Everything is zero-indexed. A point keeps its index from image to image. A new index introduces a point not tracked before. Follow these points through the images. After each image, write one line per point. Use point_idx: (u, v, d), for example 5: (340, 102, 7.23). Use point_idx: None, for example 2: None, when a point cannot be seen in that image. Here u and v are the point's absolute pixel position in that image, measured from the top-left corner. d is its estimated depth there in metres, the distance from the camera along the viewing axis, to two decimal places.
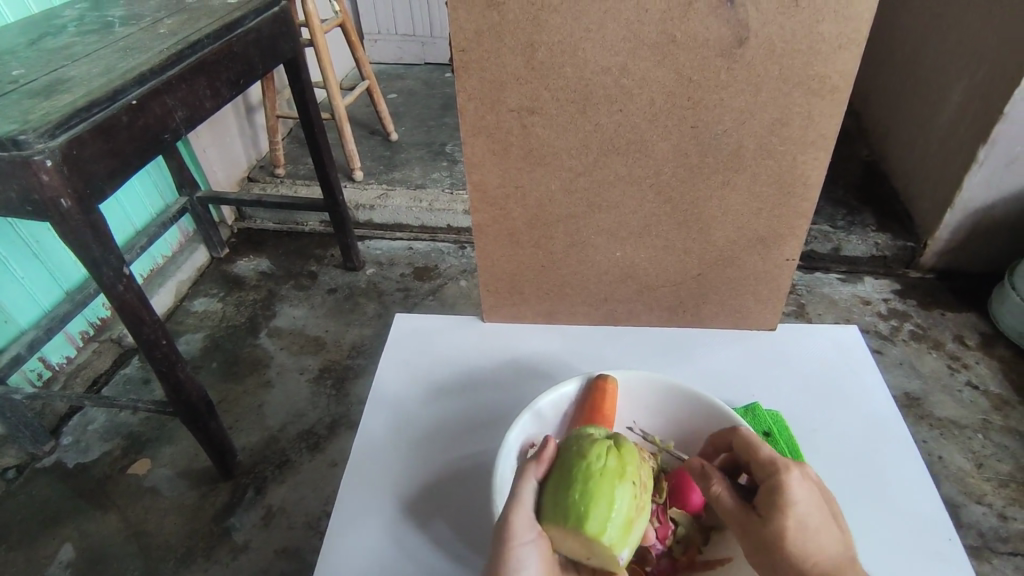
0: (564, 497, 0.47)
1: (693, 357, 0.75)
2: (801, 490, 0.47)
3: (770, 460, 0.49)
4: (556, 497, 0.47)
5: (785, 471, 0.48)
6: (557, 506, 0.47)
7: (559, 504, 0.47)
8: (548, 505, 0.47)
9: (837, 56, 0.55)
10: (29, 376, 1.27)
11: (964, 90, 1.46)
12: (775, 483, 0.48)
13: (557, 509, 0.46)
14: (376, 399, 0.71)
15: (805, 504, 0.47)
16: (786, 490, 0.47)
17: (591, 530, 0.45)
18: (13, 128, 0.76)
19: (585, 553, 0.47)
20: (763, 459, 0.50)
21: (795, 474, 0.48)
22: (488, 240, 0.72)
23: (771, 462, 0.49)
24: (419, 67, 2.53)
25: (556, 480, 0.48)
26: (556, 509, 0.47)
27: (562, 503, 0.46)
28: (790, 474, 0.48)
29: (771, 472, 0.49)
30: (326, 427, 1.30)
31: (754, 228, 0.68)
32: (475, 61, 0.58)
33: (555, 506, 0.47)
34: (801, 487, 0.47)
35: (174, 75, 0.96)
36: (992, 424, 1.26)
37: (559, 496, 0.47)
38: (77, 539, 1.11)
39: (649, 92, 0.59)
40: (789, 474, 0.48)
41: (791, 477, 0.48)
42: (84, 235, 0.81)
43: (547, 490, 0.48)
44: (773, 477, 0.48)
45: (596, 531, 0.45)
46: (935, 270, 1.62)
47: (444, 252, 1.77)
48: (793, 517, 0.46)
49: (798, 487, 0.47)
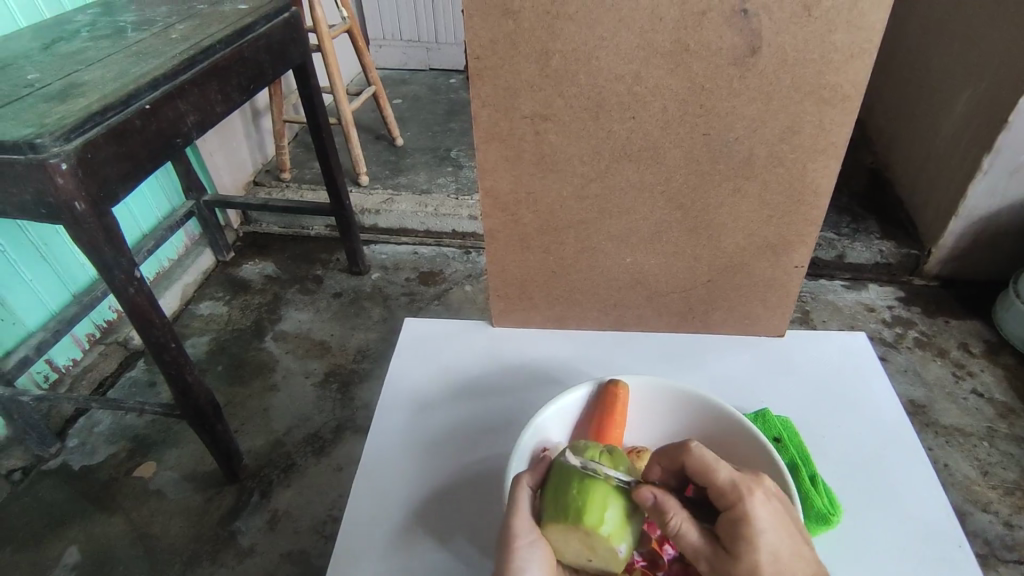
0: (562, 493, 0.47)
1: (703, 362, 0.75)
2: (766, 513, 0.45)
3: (730, 484, 0.46)
4: (555, 493, 0.48)
5: (748, 496, 0.45)
6: (556, 502, 0.47)
7: (557, 500, 0.47)
8: (547, 503, 0.48)
9: (849, 65, 0.55)
10: (36, 378, 1.27)
11: (968, 98, 1.47)
12: (741, 512, 0.45)
13: (556, 505, 0.47)
14: (386, 404, 0.71)
15: (770, 531, 0.44)
16: (752, 517, 0.44)
17: (590, 524, 0.45)
18: (29, 131, 0.77)
19: (585, 550, 0.47)
20: (722, 484, 0.46)
21: (757, 497, 0.45)
22: (499, 245, 0.73)
23: (732, 488, 0.46)
24: (425, 73, 2.54)
25: (554, 479, 0.49)
26: (555, 505, 0.47)
27: (561, 499, 0.47)
28: (753, 498, 0.45)
29: (735, 499, 0.45)
30: (332, 431, 1.31)
31: (763, 235, 0.69)
32: (490, 68, 0.58)
33: (554, 503, 0.47)
34: (763, 510, 0.45)
35: (186, 80, 0.96)
36: (998, 432, 1.26)
37: (558, 492, 0.47)
38: (83, 541, 1.11)
39: (662, 100, 0.59)
40: (753, 499, 0.45)
41: (755, 501, 0.45)
42: (96, 238, 0.82)
43: (546, 488, 0.49)
44: (737, 505, 0.45)
45: (595, 524, 0.45)
46: (939, 277, 1.62)
47: (449, 257, 1.78)
48: (763, 546, 0.44)
49: (762, 511, 0.45)
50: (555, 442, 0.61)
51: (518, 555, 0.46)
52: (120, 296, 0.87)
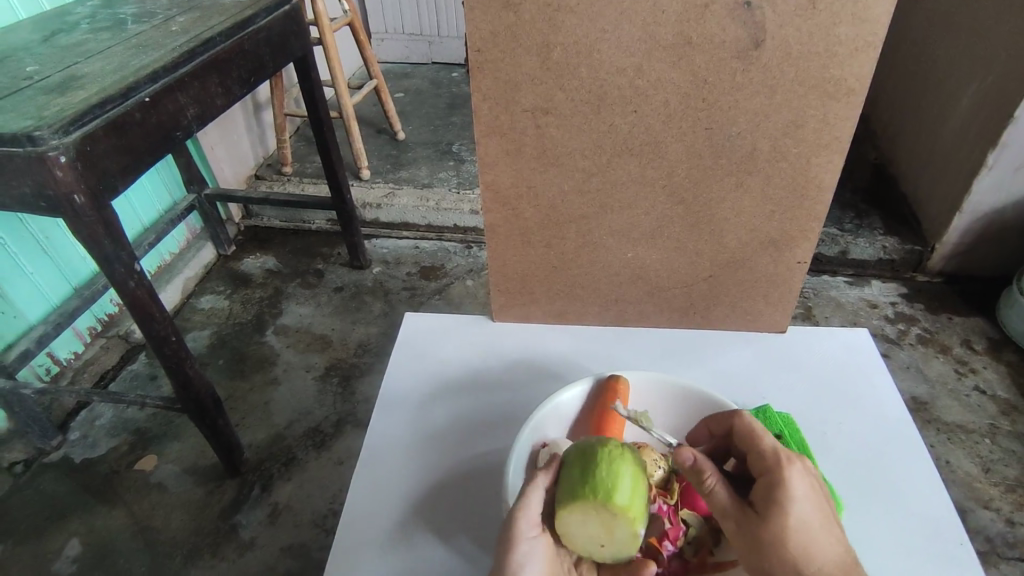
0: (590, 470, 0.48)
1: (704, 358, 0.75)
2: (801, 485, 0.46)
3: (772, 453, 0.49)
4: (581, 470, 0.48)
5: (786, 465, 0.47)
6: (582, 479, 0.47)
7: (584, 477, 0.47)
8: (571, 479, 0.48)
9: (853, 59, 0.55)
10: (38, 372, 1.27)
11: (974, 93, 1.46)
12: (776, 478, 0.47)
13: (582, 482, 0.47)
14: (386, 399, 0.71)
15: (804, 502, 0.46)
16: (787, 485, 0.46)
17: (618, 504, 0.46)
18: (28, 124, 0.76)
19: (600, 534, 0.47)
20: (764, 453, 0.49)
21: (796, 469, 0.47)
22: (499, 239, 0.72)
23: (773, 457, 0.48)
24: (427, 66, 2.53)
25: (578, 456, 0.49)
26: (581, 481, 0.47)
27: (588, 476, 0.47)
28: (791, 468, 0.47)
29: (772, 466, 0.48)
30: (332, 425, 1.31)
31: (766, 231, 0.68)
32: (490, 61, 0.58)
33: (580, 479, 0.48)
34: (801, 482, 0.46)
35: (186, 73, 0.96)
36: (1000, 430, 1.26)
37: (585, 470, 0.48)
38: (84, 533, 1.12)
39: (664, 94, 0.59)
40: (790, 470, 0.47)
41: (792, 472, 0.47)
42: (96, 231, 0.82)
43: (569, 466, 0.49)
44: (774, 472, 0.47)
45: (624, 504, 0.46)
46: (943, 274, 1.61)
47: (451, 252, 1.77)
48: (793, 513, 0.45)
49: (798, 482, 0.46)
50: (555, 437, 0.61)
51: (521, 548, 0.46)
52: (120, 289, 0.87)
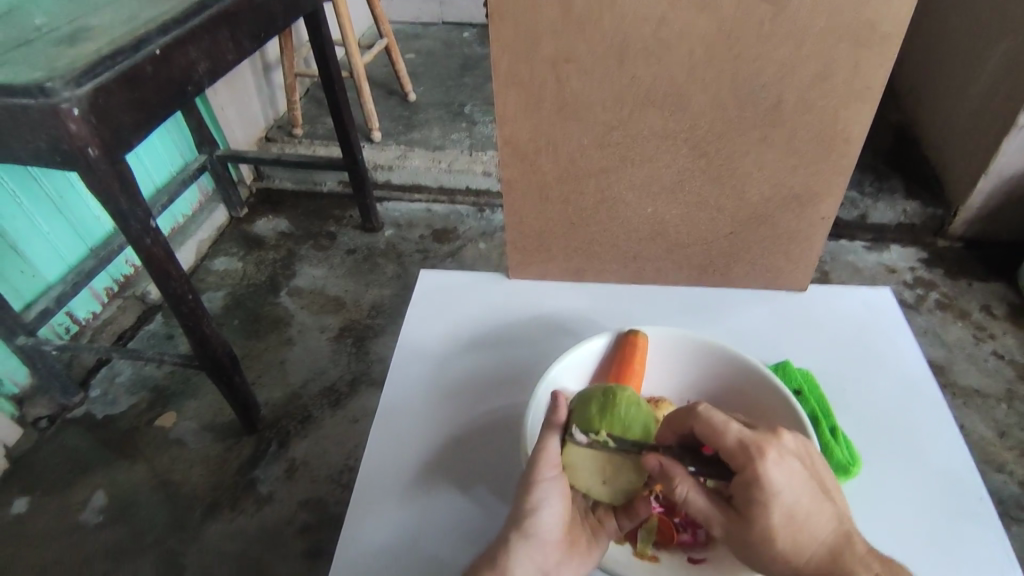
0: (606, 406, 0.50)
1: (722, 316, 0.74)
2: (780, 477, 0.44)
3: (739, 450, 0.45)
4: (597, 406, 0.50)
5: (758, 463, 0.44)
6: (599, 413, 0.50)
7: (601, 412, 0.50)
8: (587, 413, 0.50)
9: (890, 1, 0.52)
10: (57, 330, 1.29)
11: (1005, 51, 1.40)
12: (751, 479, 0.44)
13: (598, 416, 0.50)
14: (403, 354, 0.71)
15: (785, 492, 0.44)
16: (766, 484, 0.44)
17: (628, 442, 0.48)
18: (40, 75, 0.75)
19: (605, 471, 0.49)
20: (732, 448, 0.45)
21: (770, 460, 0.44)
22: (517, 194, 0.71)
23: (743, 454, 0.45)
24: (437, 26, 2.47)
25: (590, 394, 0.51)
26: (598, 415, 0.50)
27: (604, 411, 0.50)
28: (765, 464, 0.44)
29: (743, 465, 0.44)
30: (347, 385, 1.32)
31: (790, 185, 0.66)
32: (510, 5, 0.56)
33: (597, 413, 0.50)
34: (777, 474, 0.44)
35: (197, 25, 0.94)
36: (1017, 394, 1.25)
37: (602, 406, 0.50)
38: (108, 486, 1.15)
39: (689, 40, 0.57)
40: (763, 467, 0.44)
41: (766, 468, 0.44)
42: (111, 186, 0.81)
43: (582, 403, 0.51)
44: (747, 472, 0.44)
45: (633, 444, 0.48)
46: (964, 239, 1.58)
47: (463, 215, 1.76)
48: (776, 508, 0.44)
49: (776, 476, 0.44)
50: (573, 390, 0.61)
51: (540, 486, 0.47)
52: (136, 246, 0.87)
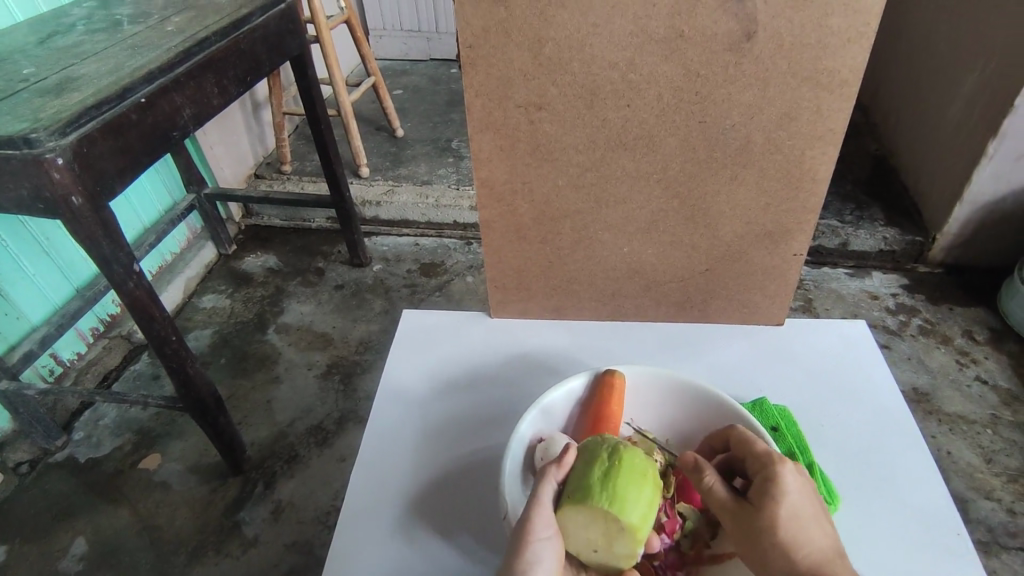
0: (608, 475, 0.48)
1: (701, 352, 0.75)
2: (794, 483, 0.48)
3: (763, 452, 0.50)
4: (599, 473, 0.48)
5: (778, 464, 0.48)
6: (599, 483, 0.47)
7: (601, 481, 0.47)
8: (586, 478, 0.48)
9: (846, 50, 0.55)
10: (41, 372, 1.28)
11: (974, 83, 1.45)
12: (769, 475, 0.48)
13: (598, 486, 0.47)
14: (386, 396, 0.71)
15: (796, 495, 0.47)
16: (780, 481, 0.47)
17: (627, 521, 0.46)
18: (25, 126, 0.77)
19: (599, 541, 0.48)
20: (757, 454, 0.50)
21: (789, 466, 0.48)
22: (496, 235, 0.72)
23: (766, 457, 0.49)
24: (425, 63, 2.53)
25: (594, 457, 0.50)
26: (598, 484, 0.47)
27: (605, 481, 0.47)
28: (784, 464, 0.48)
29: (765, 464, 0.49)
30: (334, 423, 1.31)
31: (761, 223, 0.68)
32: (481, 57, 0.58)
33: (597, 481, 0.48)
34: (791, 477, 0.48)
35: (182, 73, 0.96)
36: (1001, 420, 1.25)
37: (603, 474, 0.48)
38: (89, 532, 1.13)
39: (656, 87, 0.58)
40: (782, 467, 0.48)
41: (785, 469, 0.48)
42: (95, 232, 0.82)
43: (583, 464, 0.50)
44: (766, 469, 0.49)
45: (634, 523, 0.46)
46: (944, 264, 1.61)
47: (450, 249, 1.77)
48: (785, 504, 0.47)
49: (791, 479, 0.48)
50: (551, 431, 0.61)
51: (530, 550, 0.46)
52: (120, 290, 0.87)
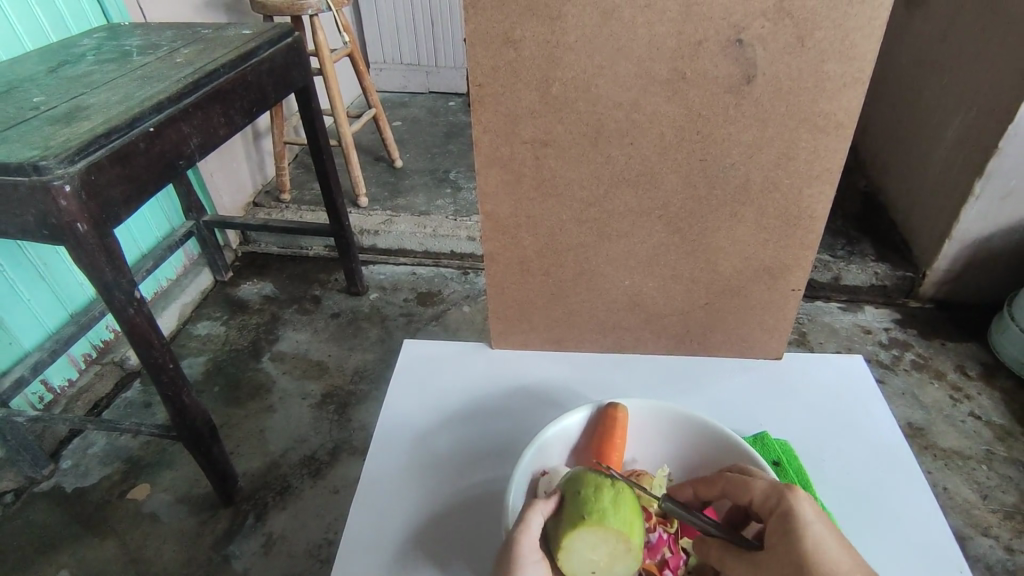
0: (619, 498, 0.48)
1: (701, 385, 0.75)
2: (810, 509, 0.48)
3: (770, 487, 0.50)
4: (610, 496, 0.48)
5: (791, 494, 0.48)
6: (612, 506, 0.47)
7: (615, 505, 0.47)
8: (596, 500, 0.47)
9: (841, 94, 0.57)
10: (31, 400, 1.27)
11: (960, 124, 1.50)
12: (785, 508, 0.48)
13: (612, 508, 0.47)
14: (386, 428, 0.71)
15: (815, 522, 0.48)
16: (797, 511, 0.48)
17: (633, 542, 0.47)
18: (34, 153, 0.78)
19: (600, 562, 0.48)
20: (762, 492, 0.50)
21: (800, 493, 0.49)
22: (499, 268, 0.73)
23: (775, 490, 0.49)
24: (424, 96, 2.58)
25: (597, 479, 0.49)
26: (613, 507, 0.47)
27: (617, 503, 0.47)
28: (796, 492, 0.49)
29: (775, 499, 0.49)
30: (328, 453, 1.30)
31: (760, 258, 0.69)
32: (490, 95, 0.60)
33: (609, 505, 0.47)
34: (807, 506, 0.48)
35: (190, 104, 0.98)
36: (996, 455, 1.26)
37: (614, 496, 0.48)
38: (73, 565, 1.10)
39: (659, 127, 0.60)
40: (796, 496, 0.48)
41: (797, 496, 0.49)
42: (98, 259, 0.82)
43: (587, 487, 0.49)
44: (778, 504, 0.49)
45: (638, 543, 0.47)
46: (934, 299, 1.63)
47: (447, 278, 1.78)
48: (809, 533, 0.47)
49: (806, 505, 0.48)
50: (553, 464, 0.61)
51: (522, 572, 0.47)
52: (119, 317, 0.87)
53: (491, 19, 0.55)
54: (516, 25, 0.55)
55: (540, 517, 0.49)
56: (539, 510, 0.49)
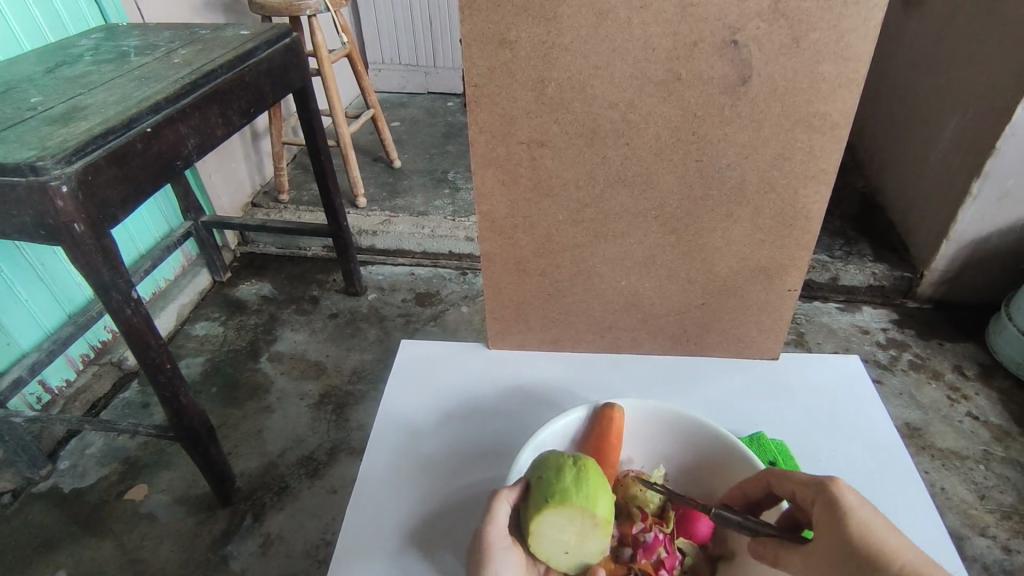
0: (581, 475, 0.48)
1: (698, 385, 0.76)
2: (855, 498, 0.47)
3: (811, 480, 0.49)
4: (571, 474, 0.48)
5: (832, 483, 0.48)
6: (574, 484, 0.48)
7: (576, 482, 0.48)
8: (558, 481, 0.48)
9: (836, 95, 0.57)
10: (28, 400, 1.27)
11: (957, 125, 1.50)
12: (830, 496, 0.47)
13: (574, 485, 0.48)
14: (383, 427, 0.71)
15: (862, 508, 0.46)
16: (841, 498, 0.47)
17: (599, 515, 0.47)
18: (31, 154, 0.78)
19: (571, 542, 0.48)
20: (803, 484, 0.49)
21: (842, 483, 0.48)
22: (496, 269, 0.73)
23: (815, 483, 0.49)
24: (423, 96, 2.58)
25: (558, 460, 0.50)
26: (574, 485, 0.48)
27: (579, 480, 0.48)
28: (838, 482, 0.48)
29: (819, 490, 0.48)
30: (326, 453, 1.30)
31: (756, 259, 0.69)
32: (486, 96, 0.60)
33: (571, 483, 0.48)
34: (850, 494, 0.47)
35: (188, 104, 0.98)
36: (993, 455, 1.26)
37: (575, 475, 0.48)
38: (71, 566, 1.09)
39: (655, 127, 0.60)
40: (839, 485, 0.47)
41: (840, 486, 0.47)
42: (94, 259, 0.82)
43: (549, 469, 0.49)
44: (820, 493, 0.48)
45: (604, 516, 0.48)
46: (932, 300, 1.64)
47: (446, 278, 1.79)
48: (856, 519, 0.45)
49: (849, 493, 0.47)
50: None
51: (496, 561, 0.47)
52: (116, 317, 0.87)
53: (487, 20, 0.56)
54: (512, 26, 0.56)
55: (506, 504, 0.49)
56: (505, 495, 0.49)
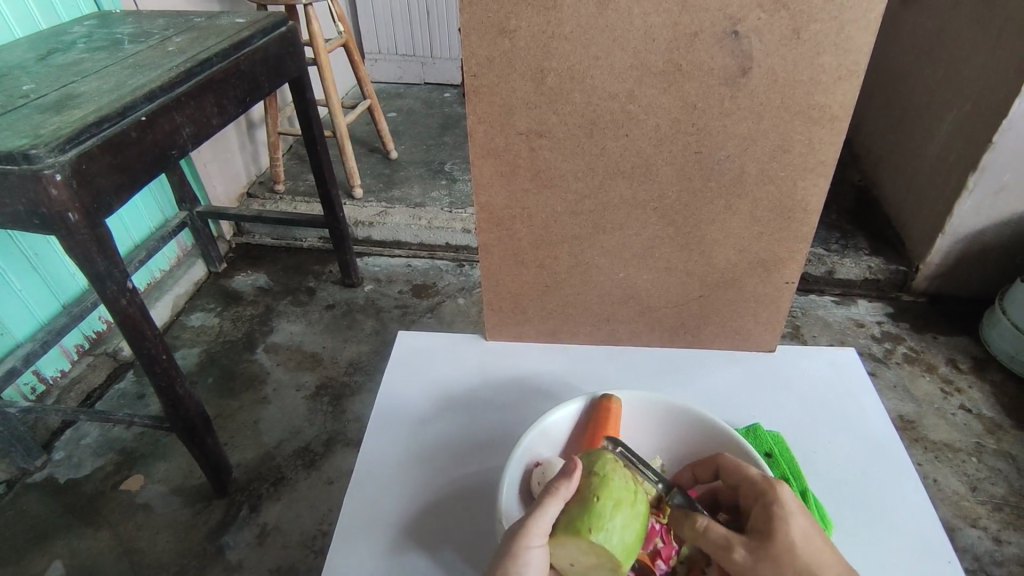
0: (627, 522, 0.47)
1: (694, 378, 0.76)
2: (794, 502, 0.48)
3: (759, 477, 0.50)
4: (621, 518, 0.47)
5: (779, 487, 0.49)
6: (620, 528, 0.47)
7: (622, 527, 0.47)
8: (609, 516, 0.47)
9: (836, 86, 0.57)
10: (23, 391, 1.26)
11: (953, 120, 1.50)
12: (771, 498, 0.48)
13: (618, 529, 0.47)
14: (382, 419, 0.71)
15: (799, 513, 0.48)
16: (783, 501, 0.48)
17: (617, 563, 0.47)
18: (24, 142, 0.77)
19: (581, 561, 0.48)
20: (750, 481, 0.50)
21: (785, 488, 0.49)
22: (494, 259, 0.73)
23: (763, 482, 0.50)
24: (419, 87, 2.56)
25: (618, 495, 0.48)
26: (620, 530, 0.47)
27: (623, 527, 0.47)
28: (781, 487, 0.49)
29: (764, 489, 0.49)
30: (323, 445, 1.30)
31: (754, 252, 0.69)
32: (485, 86, 0.59)
33: (618, 525, 0.47)
34: (792, 498, 0.48)
35: (183, 92, 0.97)
36: (986, 448, 1.27)
37: (624, 519, 0.47)
38: (67, 556, 1.09)
39: (654, 118, 0.60)
40: (782, 488, 0.49)
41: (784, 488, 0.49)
42: (89, 248, 0.82)
43: (607, 498, 0.48)
44: (765, 492, 0.49)
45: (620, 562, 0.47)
46: (926, 294, 1.65)
47: (443, 270, 1.78)
48: (794, 525, 0.47)
49: (791, 500, 0.48)
50: (548, 454, 0.61)
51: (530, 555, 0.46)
52: (112, 307, 0.86)
53: (487, 8, 0.55)
54: (511, 15, 0.55)
55: (556, 503, 0.47)
56: (557, 494, 0.48)
